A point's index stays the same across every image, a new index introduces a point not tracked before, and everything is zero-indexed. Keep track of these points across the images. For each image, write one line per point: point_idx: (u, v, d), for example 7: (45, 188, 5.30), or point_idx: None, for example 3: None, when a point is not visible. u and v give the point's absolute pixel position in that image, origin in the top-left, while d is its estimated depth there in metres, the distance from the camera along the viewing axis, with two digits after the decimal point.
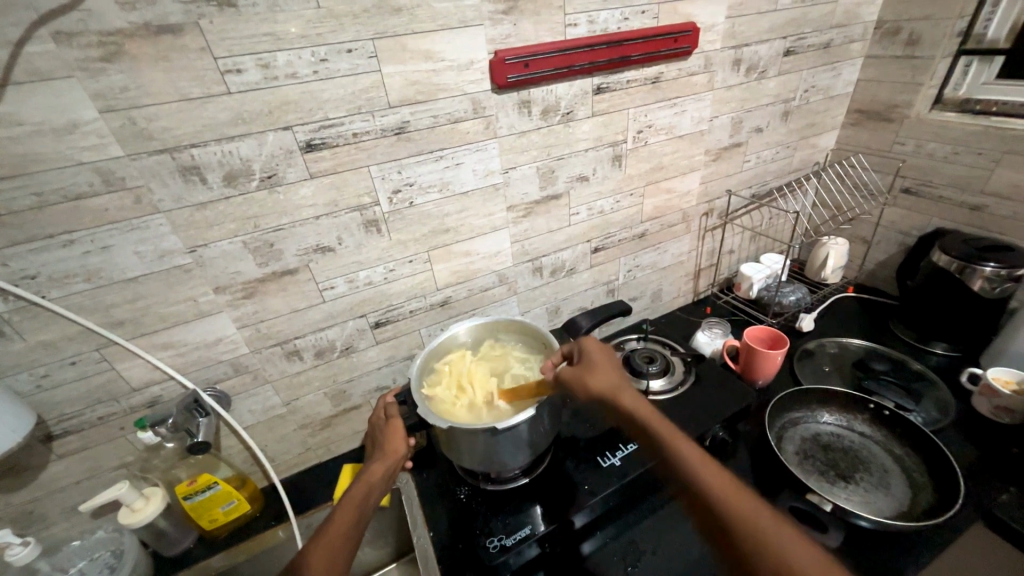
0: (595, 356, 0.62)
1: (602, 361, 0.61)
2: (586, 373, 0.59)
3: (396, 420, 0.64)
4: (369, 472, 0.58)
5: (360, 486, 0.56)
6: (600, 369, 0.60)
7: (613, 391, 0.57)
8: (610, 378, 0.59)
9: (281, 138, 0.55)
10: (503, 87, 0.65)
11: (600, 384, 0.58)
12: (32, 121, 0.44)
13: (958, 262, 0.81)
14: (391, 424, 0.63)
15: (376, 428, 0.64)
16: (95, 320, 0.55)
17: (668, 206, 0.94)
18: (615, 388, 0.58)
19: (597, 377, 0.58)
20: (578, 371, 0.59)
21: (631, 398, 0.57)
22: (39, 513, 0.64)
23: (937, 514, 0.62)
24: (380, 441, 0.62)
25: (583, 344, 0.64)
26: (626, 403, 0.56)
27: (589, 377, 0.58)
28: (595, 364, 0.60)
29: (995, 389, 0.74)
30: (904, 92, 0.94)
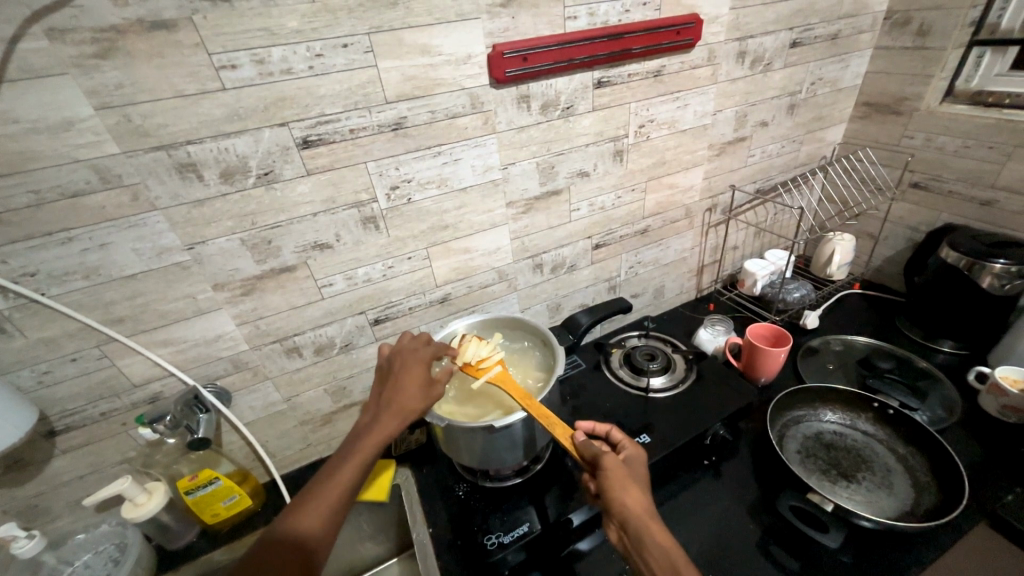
0: (641, 467, 0.52)
1: (644, 477, 0.51)
2: (618, 475, 0.49)
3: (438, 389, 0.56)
4: (386, 441, 0.51)
5: (368, 455, 0.50)
6: (643, 484, 0.50)
7: (651, 510, 0.47)
8: (652, 499, 0.48)
9: (277, 134, 0.54)
10: (502, 82, 0.64)
11: (641, 497, 0.47)
12: (27, 118, 0.44)
13: (967, 258, 0.79)
14: (431, 388, 0.55)
15: (415, 378, 0.55)
16: (95, 317, 0.55)
17: (671, 201, 0.93)
18: (654, 510, 0.47)
19: (639, 489, 0.48)
20: (623, 470, 0.49)
21: (660, 530, 0.45)
22: (43, 507, 0.64)
23: (940, 515, 0.61)
24: (413, 402, 0.53)
25: (631, 447, 0.55)
26: (662, 531, 0.45)
27: (632, 485, 0.48)
28: (637, 477, 0.51)
29: (1002, 388, 0.72)
30: (914, 84, 0.92)
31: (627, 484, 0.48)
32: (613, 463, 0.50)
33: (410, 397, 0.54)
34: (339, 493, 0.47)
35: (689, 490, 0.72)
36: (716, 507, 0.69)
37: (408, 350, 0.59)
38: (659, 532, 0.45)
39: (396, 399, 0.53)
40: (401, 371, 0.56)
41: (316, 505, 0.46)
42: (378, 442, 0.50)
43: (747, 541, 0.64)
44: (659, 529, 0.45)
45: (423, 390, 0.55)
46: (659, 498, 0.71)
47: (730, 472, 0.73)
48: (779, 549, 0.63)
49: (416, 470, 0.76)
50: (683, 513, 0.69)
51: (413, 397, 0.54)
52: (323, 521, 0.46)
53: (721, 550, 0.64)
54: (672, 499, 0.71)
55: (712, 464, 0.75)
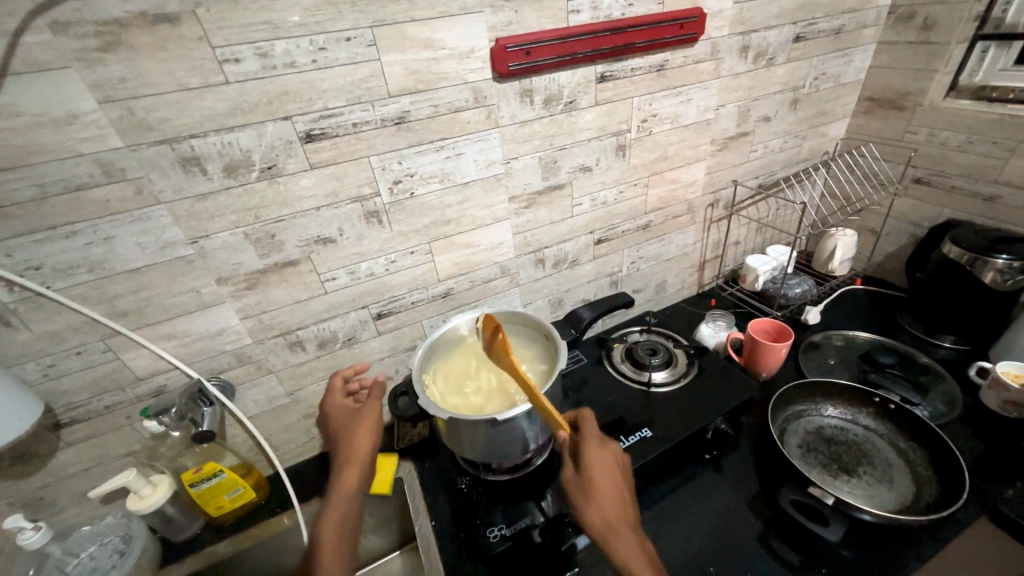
0: (603, 469, 0.55)
1: (607, 481, 0.54)
2: (578, 494, 0.54)
3: (366, 412, 0.65)
4: (357, 479, 0.61)
5: (347, 496, 0.60)
6: (602, 489, 0.54)
7: (610, 520, 0.52)
8: (611, 506, 0.53)
9: (280, 128, 0.54)
10: (505, 76, 0.64)
11: (597, 510, 0.53)
12: (31, 112, 0.44)
13: (969, 254, 0.79)
14: (362, 416, 0.65)
15: (358, 419, 0.64)
16: (99, 311, 0.56)
17: (673, 196, 0.93)
18: (612, 520, 0.52)
19: (596, 501, 0.53)
20: (580, 486, 0.55)
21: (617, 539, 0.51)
22: (49, 499, 0.65)
23: (941, 509, 0.61)
24: (366, 442, 0.63)
25: (593, 443, 0.57)
26: (619, 539, 0.51)
27: (589, 494, 0.54)
28: (599, 478, 0.55)
29: (1003, 383, 0.73)
30: (917, 80, 0.92)
31: (582, 500, 0.54)
32: (570, 480, 0.56)
33: (353, 435, 0.64)
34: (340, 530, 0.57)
35: (690, 484, 0.72)
36: (718, 501, 0.69)
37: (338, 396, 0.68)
38: (618, 540, 0.51)
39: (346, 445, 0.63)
40: (343, 417, 0.66)
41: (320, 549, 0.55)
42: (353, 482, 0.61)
43: (747, 534, 0.65)
44: (619, 537, 0.51)
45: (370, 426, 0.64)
46: (662, 492, 0.71)
47: (731, 466, 0.74)
48: (780, 543, 0.63)
49: (418, 464, 0.77)
50: (684, 508, 0.69)
51: (366, 437, 0.63)
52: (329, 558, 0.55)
53: (722, 544, 0.64)
54: (673, 493, 0.71)
55: (713, 459, 0.75)
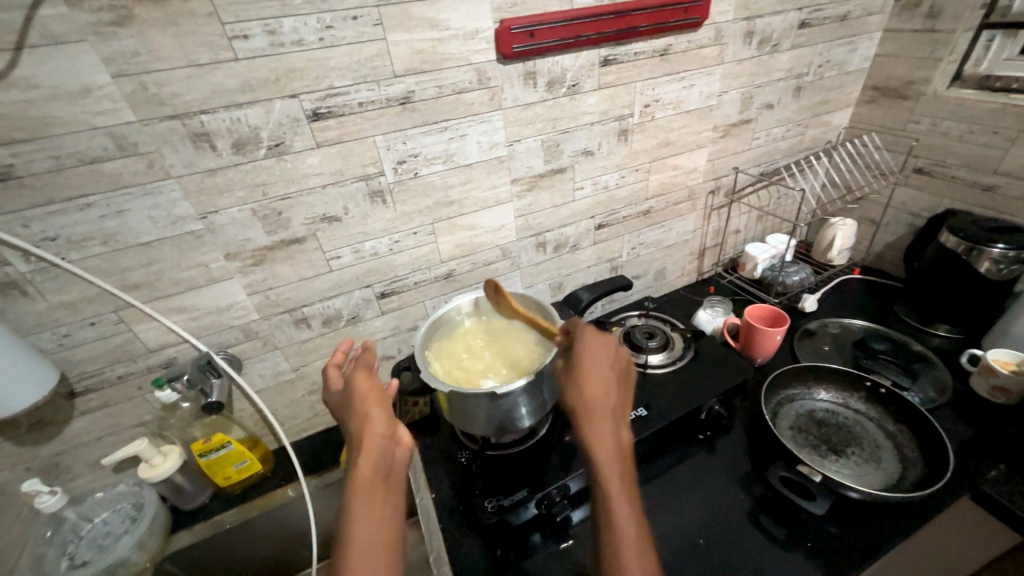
0: (592, 359, 0.58)
1: (595, 367, 0.57)
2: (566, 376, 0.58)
3: (371, 395, 0.57)
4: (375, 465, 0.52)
5: (372, 481, 0.51)
6: (587, 381, 0.56)
7: (588, 399, 0.55)
8: (591, 389, 0.56)
9: (288, 106, 0.56)
10: (509, 57, 0.64)
11: (579, 392, 0.56)
12: (47, 84, 0.46)
13: (965, 244, 0.80)
14: (364, 397, 0.57)
15: (356, 391, 0.58)
16: (112, 283, 0.57)
17: (674, 182, 0.93)
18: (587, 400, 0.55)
19: (580, 384, 0.56)
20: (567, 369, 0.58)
21: (590, 413, 0.54)
22: (63, 466, 0.67)
23: (925, 487, 0.63)
24: (377, 408, 0.56)
25: (590, 340, 0.59)
26: (592, 416, 0.54)
27: (577, 384, 0.56)
28: (589, 369, 0.57)
29: (993, 369, 0.74)
30: (921, 69, 0.91)
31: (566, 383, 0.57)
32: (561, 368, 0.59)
33: (362, 419, 0.55)
34: (379, 509, 0.50)
35: (683, 463, 0.74)
36: (710, 479, 0.71)
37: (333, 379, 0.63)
38: (593, 429, 0.54)
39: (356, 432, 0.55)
40: (343, 395, 0.59)
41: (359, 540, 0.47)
42: (374, 454, 0.53)
43: (737, 512, 0.67)
44: (592, 427, 0.54)
45: (377, 393, 0.58)
46: (656, 471, 0.73)
47: (724, 447, 0.76)
48: (767, 518, 0.66)
49: (420, 440, 0.79)
50: (676, 486, 0.71)
51: (377, 405, 0.57)
52: (373, 546, 0.47)
53: (713, 521, 0.66)
54: (667, 472, 0.73)
55: (706, 439, 0.77)
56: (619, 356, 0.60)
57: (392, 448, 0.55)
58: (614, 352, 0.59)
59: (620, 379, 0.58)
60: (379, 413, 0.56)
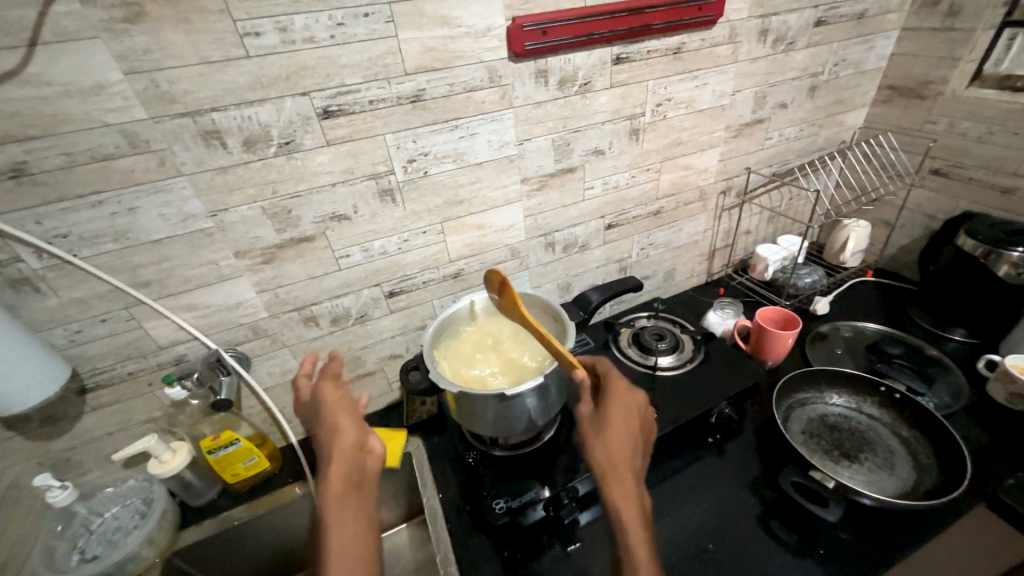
0: (619, 411, 0.55)
1: (622, 420, 0.55)
2: (590, 429, 0.55)
3: (338, 405, 0.58)
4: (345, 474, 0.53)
5: (344, 489, 0.52)
6: (619, 434, 0.54)
7: (615, 456, 0.52)
8: (619, 445, 0.53)
9: (299, 104, 0.55)
10: (521, 55, 0.64)
11: (604, 447, 0.53)
12: (60, 81, 0.46)
13: (983, 247, 0.78)
14: (332, 407, 0.58)
15: (325, 404, 0.58)
16: (123, 280, 0.58)
17: (685, 182, 0.92)
18: (614, 457, 0.52)
19: (605, 438, 0.53)
20: (591, 421, 0.55)
21: (618, 471, 0.51)
22: (74, 461, 0.68)
23: (941, 495, 0.62)
24: (346, 418, 0.57)
25: (622, 391, 0.58)
26: (619, 477, 0.51)
27: (602, 438, 0.54)
28: (615, 423, 0.54)
29: (1011, 375, 0.72)
30: (939, 68, 0.90)
31: (590, 436, 0.54)
32: (587, 416, 0.56)
33: (330, 429, 0.56)
34: (355, 518, 0.51)
35: (692, 467, 0.73)
36: (719, 484, 0.70)
37: (304, 391, 0.62)
38: (619, 488, 0.51)
39: (325, 442, 0.55)
40: (313, 407, 0.59)
41: (337, 551, 0.48)
42: (346, 464, 0.53)
43: (748, 517, 0.66)
44: (618, 483, 0.51)
45: (345, 403, 0.59)
46: (665, 474, 0.72)
47: (734, 451, 0.75)
48: (777, 523, 0.65)
49: (427, 439, 0.79)
50: (685, 490, 0.70)
51: (345, 414, 0.57)
52: (348, 554, 0.48)
53: (722, 526, 0.65)
54: (676, 476, 0.72)
55: (716, 442, 0.76)
56: (643, 408, 0.58)
57: (364, 456, 0.55)
58: (643, 407, 0.58)
59: (646, 435, 0.57)
60: (348, 422, 0.56)
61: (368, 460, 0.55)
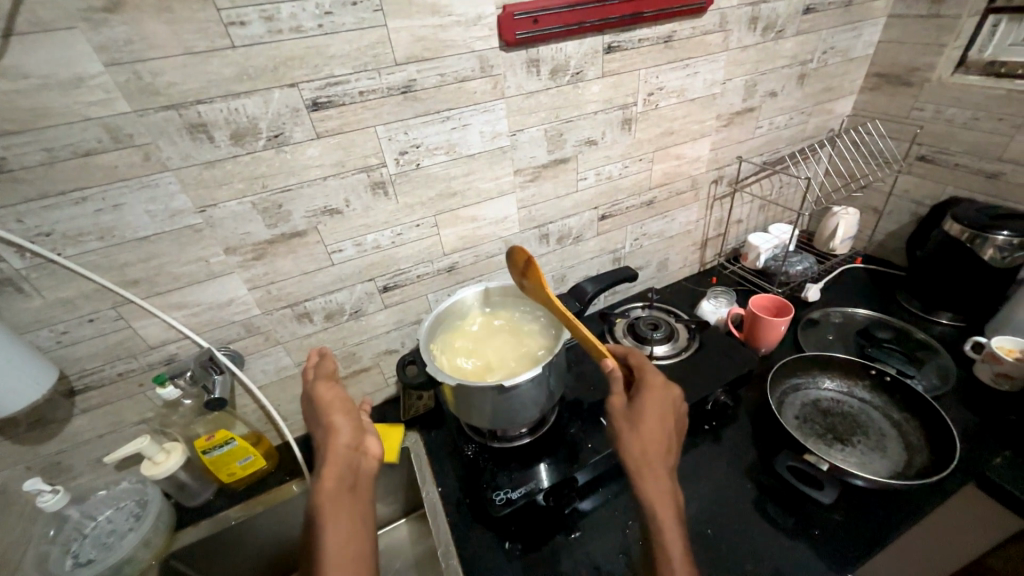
0: (652, 406, 0.55)
1: (655, 415, 0.54)
2: (623, 424, 0.54)
3: (334, 404, 0.58)
4: (338, 472, 0.52)
5: (338, 487, 0.52)
6: (653, 428, 0.53)
7: (648, 452, 0.52)
8: (652, 440, 0.53)
9: (287, 96, 0.54)
10: (512, 45, 0.63)
11: (636, 443, 0.53)
12: (38, 74, 0.44)
13: (969, 231, 0.80)
14: (328, 405, 0.57)
15: (321, 402, 0.58)
16: (110, 279, 0.56)
17: (678, 172, 0.92)
18: (648, 453, 0.52)
19: (638, 434, 0.53)
20: (624, 415, 0.55)
21: (651, 468, 0.51)
22: (65, 464, 0.66)
23: (932, 474, 0.63)
24: (341, 417, 0.57)
25: (657, 386, 0.57)
26: (653, 473, 0.51)
27: (635, 434, 0.53)
28: (648, 419, 0.54)
29: (997, 356, 0.74)
30: (926, 55, 0.91)
31: (622, 430, 0.54)
32: (620, 409, 0.56)
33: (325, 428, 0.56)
34: (350, 516, 0.50)
35: (689, 453, 0.74)
36: (717, 470, 0.71)
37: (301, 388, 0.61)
38: (652, 485, 0.50)
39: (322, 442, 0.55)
40: (309, 407, 0.59)
41: (331, 548, 0.47)
42: (340, 463, 0.53)
43: (745, 501, 0.67)
44: (651, 477, 0.51)
45: (340, 402, 0.58)
46: None
47: (730, 437, 0.76)
48: (773, 506, 0.66)
49: (425, 434, 0.79)
50: (683, 477, 0.71)
51: (340, 412, 0.57)
52: (343, 551, 0.48)
53: (719, 510, 0.66)
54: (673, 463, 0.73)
55: (712, 429, 0.77)
56: (676, 402, 0.57)
57: (359, 455, 0.55)
58: (678, 402, 0.57)
59: (678, 429, 0.56)
60: (343, 422, 0.56)
61: (363, 459, 0.55)
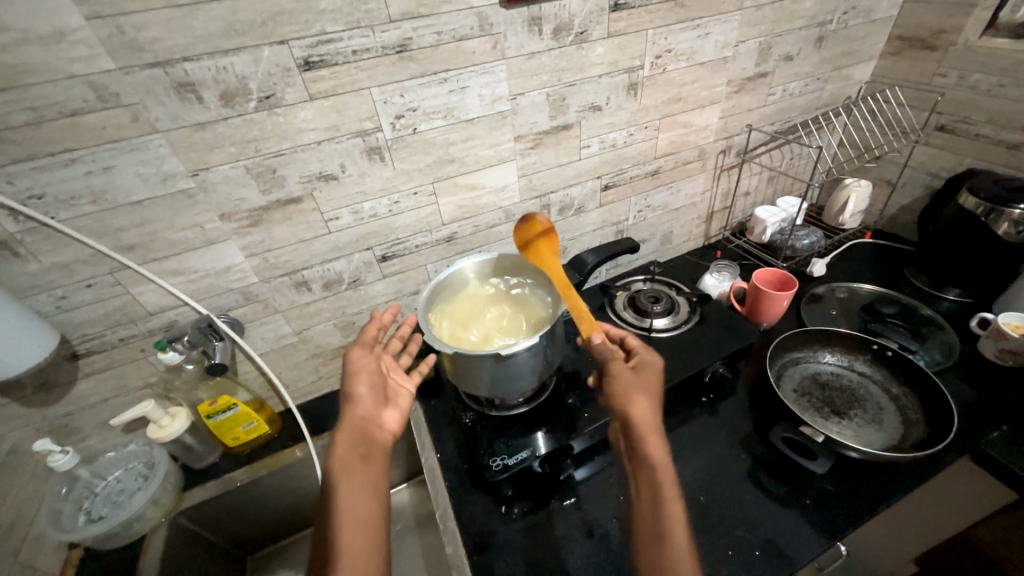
0: (655, 375, 0.57)
1: (656, 382, 0.56)
2: (628, 390, 0.54)
3: (360, 373, 0.59)
4: (353, 439, 0.53)
5: (351, 453, 0.52)
6: (656, 396, 0.54)
7: (653, 415, 0.52)
8: (655, 407, 0.53)
9: (277, 53, 0.52)
10: (512, 1, 0.60)
11: (643, 405, 0.53)
12: (16, 27, 0.42)
13: (985, 205, 0.77)
14: (354, 373, 0.59)
15: (349, 369, 0.59)
16: (105, 244, 0.56)
17: (684, 141, 0.89)
18: (652, 417, 0.52)
19: (643, 398, 0.53)
20: (629, 379, 0.55)
21: (655, 432, 0.51)
22: (74, 426, 0.68)
23: (926, 447, 0.64)
24: (363, 387, 0.58)
25: (656, 360, 0.59)
26: (657, 436, 0.51)
27: (639, 397, 0.53)
28: (651, 387, 0.55)
29: (1004, 332, 0.73)
30: (953, 16, 0.85)
31: (627, 393, 0.54)
32: (625, 373, 0.56)
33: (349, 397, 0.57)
34: (360, 481, 0.50)
35: (686, 424, 0.75)
36: (712, 441, 0.72)
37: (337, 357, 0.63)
38: (657, 446, 0.50)
39: (344, 409, 0.56)
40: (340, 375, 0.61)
41: (338, 509, 0.48)
42: (357, 430, 0.54)
43: (738, 471, 0.68)
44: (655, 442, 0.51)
45: (366, 372, 0.59)
46: None
47: (726, 409, 0.76)
48: (767, 476, 0.67)
49: (423, 402, 0.80)
50: (679, 448, 0.72)
51: (364, 382, 0.58)
52: (349, 514, 0.48)
53: (714, 480, 0.67)
54: (670, 434, 0.74)
55: (709, 402, 0.77)
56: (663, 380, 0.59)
57: (374, 427, 0.56)
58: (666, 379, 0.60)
59: None
60: (364, 392, 0.57)
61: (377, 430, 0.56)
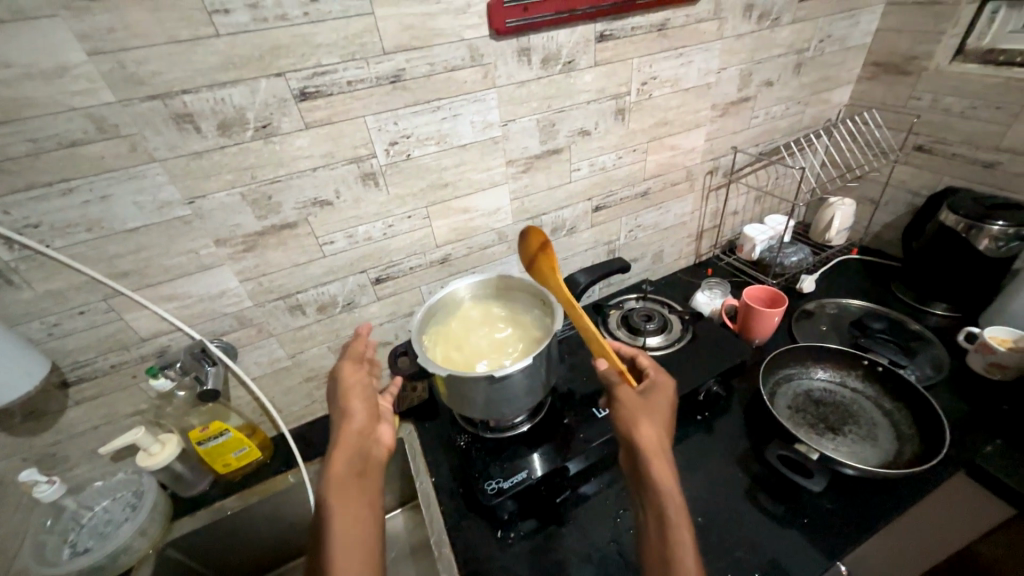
0: (661, 399, 0.56)
1: (663, 406, 0.55)
2: (635, 413, 0.54)
3: (354, 389, 0.58)
4: (350, 457, 0.52)
5: (348, 471, 0.51)
6: (663, 419, 0.54)
7: (660, 439, 0.51)
8: (662, 431, 0.53)
9: (273, 85, 0.54)
10: (502, 33, 0.62)
11: (650, 429, 0.52)
12: (19, 63, 0.44)
13: (965, 221, 0.79)
14: (348, 389, 0.57)
15: (342, 385, 0.58)
16: (100, 270, 0.56)
17: (671, 163, 0.92)
18: (660, 441, 0.51)
19: (650, 421, 0.53)
20: (636, 402, 0.55)
21: (662, 457, 0.50)
22: (61, 455, 0.67)
23: (921, 463, 0.64)
24: (358, 402, 0.57)
25: (664, 384, 0.59)
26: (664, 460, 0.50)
27: (646, 420, 0.53)
28: (658, 411, 0.55)
29: (990, 346, 0.74)
30: (924, 43, 0.90)
31: (634, 417, 0.53)
32: (632, 397, 0.55)
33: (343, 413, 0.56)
34: (359, 501, 0.50)
35: (682, 443, 0.74)
36: (708, 460, 0.72)
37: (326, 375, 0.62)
38: (664, 471, 0.49)
39: (338, 425, 0.55)
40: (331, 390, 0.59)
41: (337, 530, 0.47)
42: (353, 447, 0.53)
43: (735, 490, 0.67)
44: (665, 467, 0.50)
45: (360, 387, 0.59)
46: None
47: (721, 427, 0.76)
48: (764, 495, 0.66)
49: (418, 425, 0.79)
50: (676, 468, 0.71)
51: (359, 398, 0.57)
52: (348, 535, 0.47)
53: (710, 499, 0.67)
54: None
55: (704, 420, 0.77)
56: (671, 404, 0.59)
57: (370, 443, 0.55)
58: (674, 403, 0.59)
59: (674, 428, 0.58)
60: (359, 407, 0.56)
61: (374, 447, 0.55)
